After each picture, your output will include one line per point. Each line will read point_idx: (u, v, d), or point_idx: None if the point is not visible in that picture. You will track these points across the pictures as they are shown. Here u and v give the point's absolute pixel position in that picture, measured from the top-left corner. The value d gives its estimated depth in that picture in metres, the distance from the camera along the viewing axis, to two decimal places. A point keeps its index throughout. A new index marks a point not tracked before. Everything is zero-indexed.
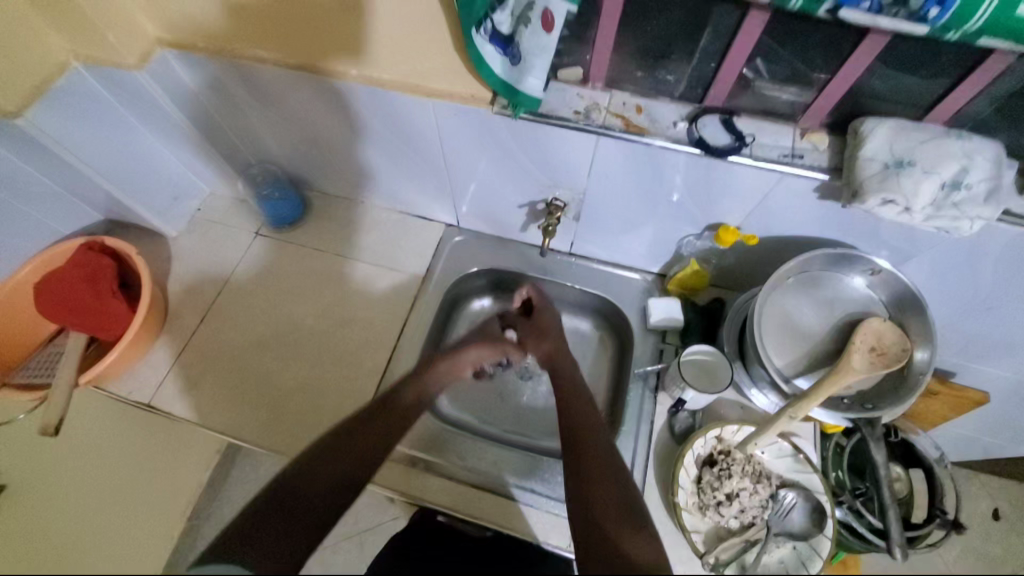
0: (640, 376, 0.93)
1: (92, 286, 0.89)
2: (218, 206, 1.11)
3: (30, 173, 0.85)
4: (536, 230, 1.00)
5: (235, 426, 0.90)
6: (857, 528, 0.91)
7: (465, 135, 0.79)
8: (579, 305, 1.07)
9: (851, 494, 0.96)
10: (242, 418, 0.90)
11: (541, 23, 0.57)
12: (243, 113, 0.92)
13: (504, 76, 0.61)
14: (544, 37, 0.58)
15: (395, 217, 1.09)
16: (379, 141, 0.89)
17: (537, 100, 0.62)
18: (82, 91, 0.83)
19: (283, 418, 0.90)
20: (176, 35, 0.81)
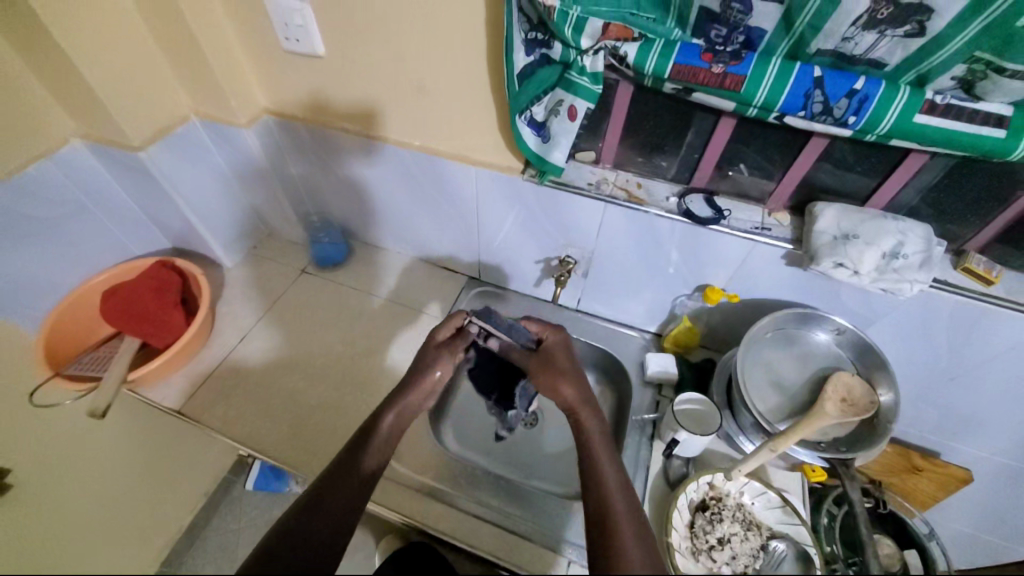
0: (637, 424, 1.00)
1: (159, 296, 1.02)
2: (274, 246, 1.29)
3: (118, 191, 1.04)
4: (547, 285, 1.14)
5: (254, 436, 0.96)
6: None
7: (497, 196, 0.97)
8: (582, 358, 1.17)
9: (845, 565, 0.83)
10: (264, 429, 0.97)
11: (567, 114, 0.74)
12: (314, 170, 1.12)
13: (537, 149, 0.80)
14: (569, 124, 0.76)
15: (425, 268, 1.25)
16: (424, 200, 1.07)
17: (560, 168, 0.80)
18: (193, 139, 1.03)
19: (303, 432, 0.97)
20: (279, 106, 1.03)
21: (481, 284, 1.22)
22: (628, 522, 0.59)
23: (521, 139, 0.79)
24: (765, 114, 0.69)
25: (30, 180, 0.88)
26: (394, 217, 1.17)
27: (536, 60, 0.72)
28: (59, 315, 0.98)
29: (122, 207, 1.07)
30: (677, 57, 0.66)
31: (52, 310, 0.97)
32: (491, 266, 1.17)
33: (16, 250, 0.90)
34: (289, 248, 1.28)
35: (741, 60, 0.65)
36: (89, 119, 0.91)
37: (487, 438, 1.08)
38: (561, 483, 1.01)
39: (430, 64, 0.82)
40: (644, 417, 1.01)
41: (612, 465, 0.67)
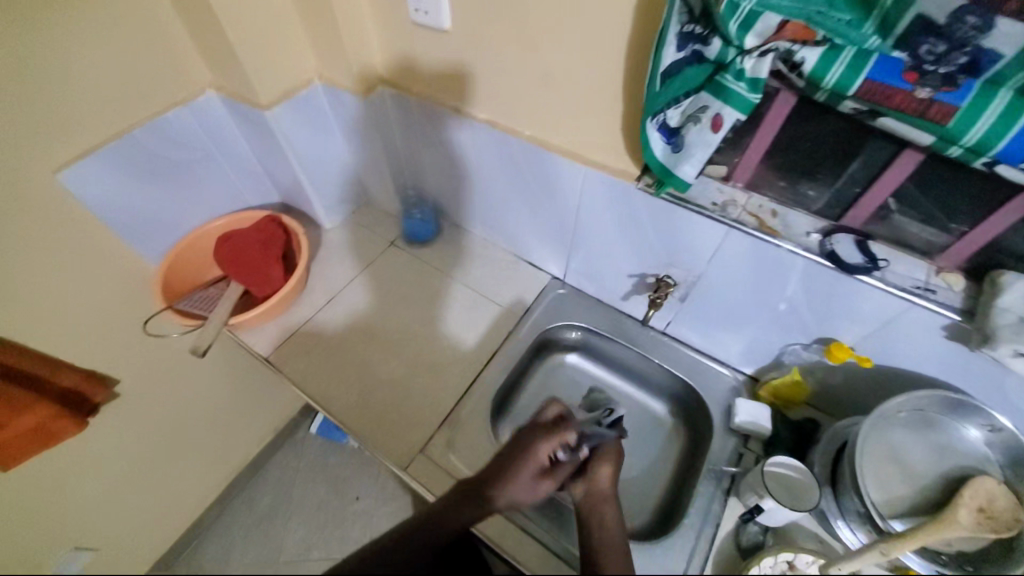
0: (713, 474, 0.90)
1: (264, 248, 1.07)
2: (369, 214, 1.31)
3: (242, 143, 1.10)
4: (637, 302, 1.05)
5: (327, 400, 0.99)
6: None
7: (604, 202, 0.89)
8: (659, 385, 1.08)
9: None
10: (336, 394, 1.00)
11: (710, 124, 0.64)
12: (418, 146, 1.11)
13: (662, 159, 0.69)
14: (710, 135, 0.65)
15: (510, 260, 1.21)
16: (524, 192, 1.02)
17: (687, 183, 0.69)
18: (312, 103, 1.06)
19: (369, 404, 0.99)
20: (396, 78, 1.01)
21: (566, 287, 1.16)
22: None
23: (649, 147, 0.69)
24: (970, 158, 0.55)
25: (167, 124, 0.96)
26: (490, 204, 1.13)
27: (686, 56, 0.61)
28: (180, 253, 1.07)
29: (241, 162, 1.14)
30: (870, 72, 0.54)
31: (173, 247, 1.06)
32: (580, 270, 1.10)
33: (147, 185, 0.99)
34: (383, 220, 1.30)
35: (958, 86, 0.51)
36: (225, 75, 0.96)
37: None
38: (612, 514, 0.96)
39: (561, 52, 0.75)
40: (723, 468, 0.90)
41: None
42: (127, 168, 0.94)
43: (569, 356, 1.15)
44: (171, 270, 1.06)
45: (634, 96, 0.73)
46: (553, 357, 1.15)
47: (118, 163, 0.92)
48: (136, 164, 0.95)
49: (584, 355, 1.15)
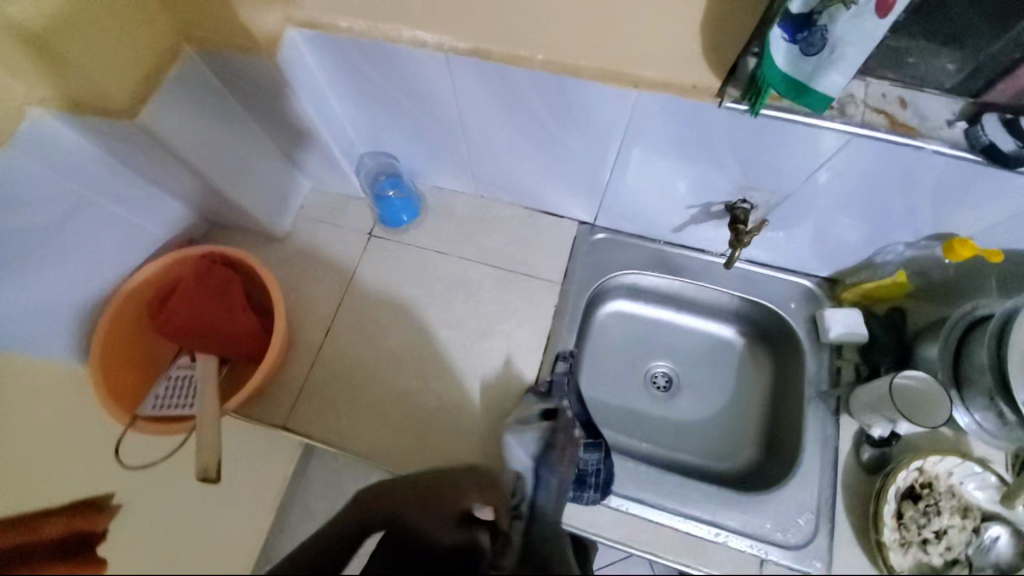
0: (818, 397, 0.84)
1: (225, 300, 0.81)
2: (323, 202, 1.01)
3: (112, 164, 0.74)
4: (692, 231, 0.88)
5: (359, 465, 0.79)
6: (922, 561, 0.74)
7: (662, 131, 0.67)
8: (725, 311, 0.98)
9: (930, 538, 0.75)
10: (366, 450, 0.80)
11: (875, 5, 0.42)
12: (368, 102, 0.80)
13: (786, 68, 0.47)
14: (871, 22, 0.43)
15: (522, 216, 0.98)
16: (535, 136, 0.76)
17: (827, 101, 0.47)
18: (196, 80, 0.71)
19: (428, 440, 0.84)
20: (304, 11, 0.66)
21: (600, 230, 0.97)
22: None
23: (768, 49, 0.46)
24: None
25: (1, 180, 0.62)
26: (484, 157, 0.86)
27: None
28: (107, 345, 0.77)
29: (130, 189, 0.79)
30: None
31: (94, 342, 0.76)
32: (616, 210, 0.90)
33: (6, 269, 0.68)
34: (344, 207, 1.00)
35: None
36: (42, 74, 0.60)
37: (622, 414, 0.97)
38: (714, 459, 0.92)
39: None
40: (828, 388, 0.84)
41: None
42: None
43: (619, 306, 1.02)
44: (109, 371, 0.77)
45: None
46: (603, 312, 1.01)
47: None
48: None
49: (636, 300, 1.01)
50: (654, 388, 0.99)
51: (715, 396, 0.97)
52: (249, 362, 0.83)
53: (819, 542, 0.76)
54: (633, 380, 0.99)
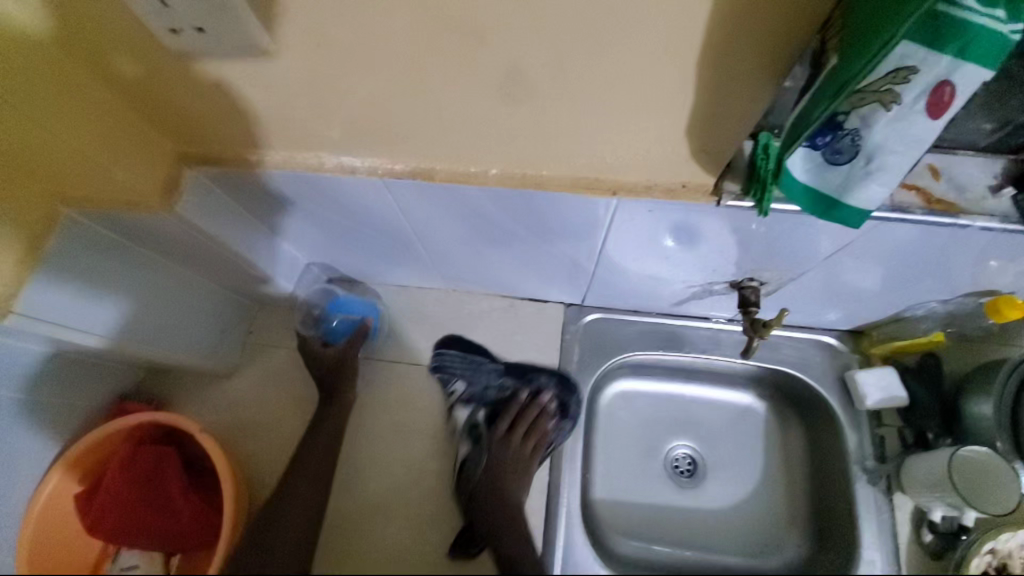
0: (866, 474, 0.75)
1: (161, 488, 0.67)
2: (273, 324, 0.88)
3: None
4: (696, 304, 0.78)
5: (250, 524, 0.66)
6: None
7: (654, 223, 0.56)
8: (742, 377, 0.88)
9: None
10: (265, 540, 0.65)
11: (925, 106, 0.35)
12: (305, 226, 0.69)
13: (810, 180, 0.41)
14: (920, 125, 0.36)
15: (502, 306, 0.87)
16: (499, 239, 0.65)
17: (865, 215, 0.41)
18: (89, 242, 0.58)
19: None
20: (205, 145, 0.54)
21: (590, 311, 0.86)
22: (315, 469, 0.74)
23: (787, 158, 0.41)
24: None
25: None
26: (449, 261, 0.75)
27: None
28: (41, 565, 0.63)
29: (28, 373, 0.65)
30: None
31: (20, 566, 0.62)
32: (606, 291, 0.79)
33: None
34: (296, 326, 0.88)
35: None
36: None
37: (651, 516, 0.84)
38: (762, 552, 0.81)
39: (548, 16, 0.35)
40: (875, 465, 0.75)
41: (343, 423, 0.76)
42: None
43: (625, 387, 0.90)
44: None
45: (713, 64, 0.37)
46: (608, 396, 0.89)
47: None
48: None
49: (642, 378, 0.90)
50: (677, 474, 0.86)
51: (749, 476, 0.86)
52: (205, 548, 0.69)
53: None
54: (654, 469, 0.87)
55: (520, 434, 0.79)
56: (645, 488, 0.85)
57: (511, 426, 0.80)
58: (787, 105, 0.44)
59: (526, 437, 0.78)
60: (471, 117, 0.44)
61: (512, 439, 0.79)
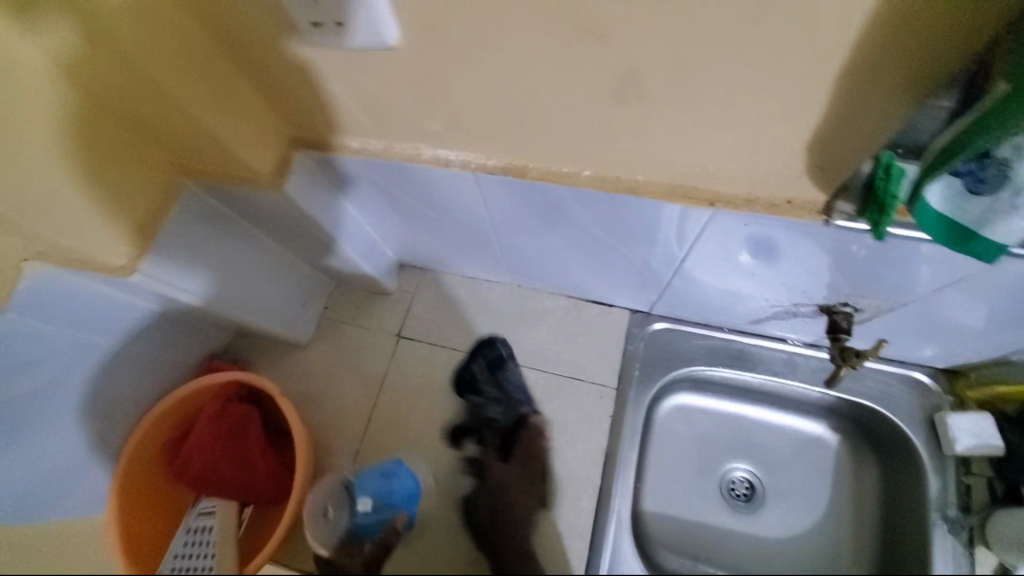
0: (947, 525, 0.70)
1: (243, 443, 0.73)
2: (347, 302, 0.93)
3: (116, 305, 0.67)
4: (774, 323, 0.75)
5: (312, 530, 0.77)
6: None
7: (747, 238, 0.54)
8: (814, 406, 0.83)
9: None
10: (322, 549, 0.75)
11: None
12: (390, 213, 0.72)
13: (949, 209, 0.39)
14: None
15: (567, 306, 0.87)
16: (576, 240, 0.65)
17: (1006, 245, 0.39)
18: (200, 213, 0.64)
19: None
20: (312, 131, 0.57)
21: (657, 319, 0.84)
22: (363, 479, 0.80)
23: (926, 185, 0.38)
24: None
25: None
26: (522, 257, 0.76)
27: None
28: (126, 504, 0.70)
29: (136, 326, 0.72)
30: None
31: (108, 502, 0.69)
32: (678, 302, 0.77)
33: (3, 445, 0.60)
34: (368, 306, 0.92)
35: None
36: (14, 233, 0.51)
37: (702, 537, 0.81)
38: None
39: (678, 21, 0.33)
40: (960, 517, 0.70)
41: (398, 428, 0.83)
42: None
43: (684, 402, 0.87)
44: (131, 534, 0.69)
45: (854, 78, 0.34)
46: (665, 409, 0.86)
47: None
48: None
49: (704, 394, 0.87)
50: (733, 498, 0.83)
51: (812, 511, 0.81)
52: (273, 504, 0.74)
53: None
54: (707, 488, 0.84)
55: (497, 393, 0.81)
56: (699, 508, 0.83)
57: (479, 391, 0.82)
58: (928, 126, 0.39)
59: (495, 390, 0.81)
60: (571, 118, 0.44)
61: (484, 394, 0.81)
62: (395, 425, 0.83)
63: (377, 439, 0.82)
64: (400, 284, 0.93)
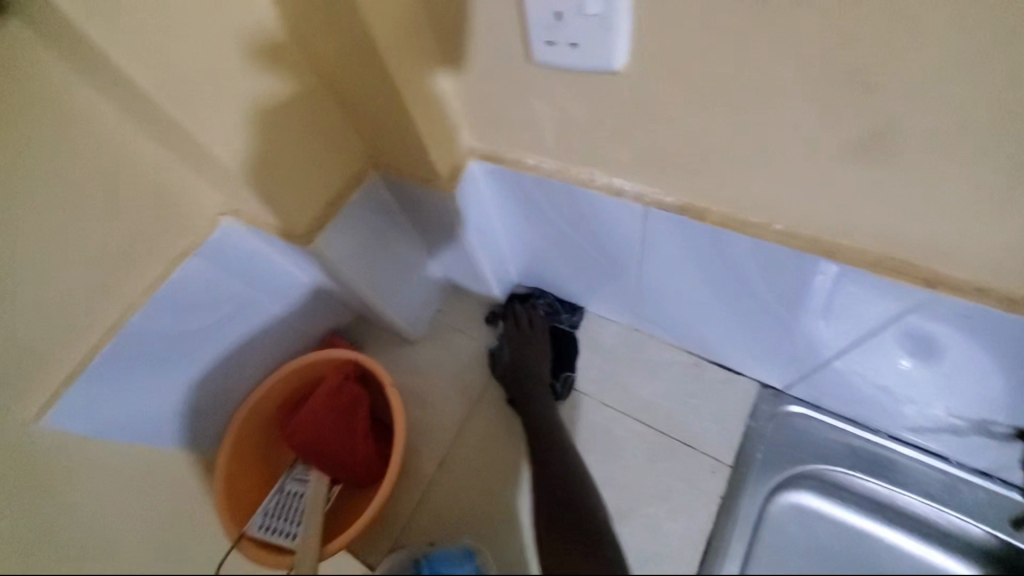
0: None
1: (351, 422, 0.77)
2: (461, 309, 0.95)
3: (280, 267, 0.74)
4: (943, 439, 0.64)
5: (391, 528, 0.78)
6: None
7: (952, 332, 0.47)
8: (979, 552, 0.67)
9: None
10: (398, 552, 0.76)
11: None
12: (533, 233, 0.73)
13: None
14: None
15: (686, 363, 0.81)
16: (727, 295, 0.61)
17: None
18: (372, 201, 0.70)
19: None
20: (492, 143, 0.60)
21: (792, 401, 0.75)
22: (443, 489, 0.80)
23: None
24: None
25: (177, 288, 0.63)
26: (655, 302, 0.72)
27: None
28: (234, 457, 0.74)
29: (286, 294, 0.79)
30: None
31: (219, 452, 0.74)
32: (825, 388, 0.68)
33: (165, 372, 0.68)
34: (480, 317, 0.94)
35: None
36: (236, 192, 0.59)
37: None
38: None
39: (967, 83, 0.30)
40: None
41: (491, 444, 0.83)
42: (140, 364, 0.64)
43: (806, 501, 0.74)
44: (233, 484, 0.74)
45: None
46: (780, 505, 0.74)
47: (126, 365, 0.63)
48: (137, 358, 0.64)
49: (833, 500, 0.74)
50: None
51: None
52: (363, 487, 0.77)
53: None
54: None
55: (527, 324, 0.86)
56: None
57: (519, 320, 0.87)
58: None
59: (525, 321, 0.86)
60: (784, 165, 0.41)
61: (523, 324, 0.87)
62: (486, 443, 0.83)
63: (466, 453, 0.82)
64: None
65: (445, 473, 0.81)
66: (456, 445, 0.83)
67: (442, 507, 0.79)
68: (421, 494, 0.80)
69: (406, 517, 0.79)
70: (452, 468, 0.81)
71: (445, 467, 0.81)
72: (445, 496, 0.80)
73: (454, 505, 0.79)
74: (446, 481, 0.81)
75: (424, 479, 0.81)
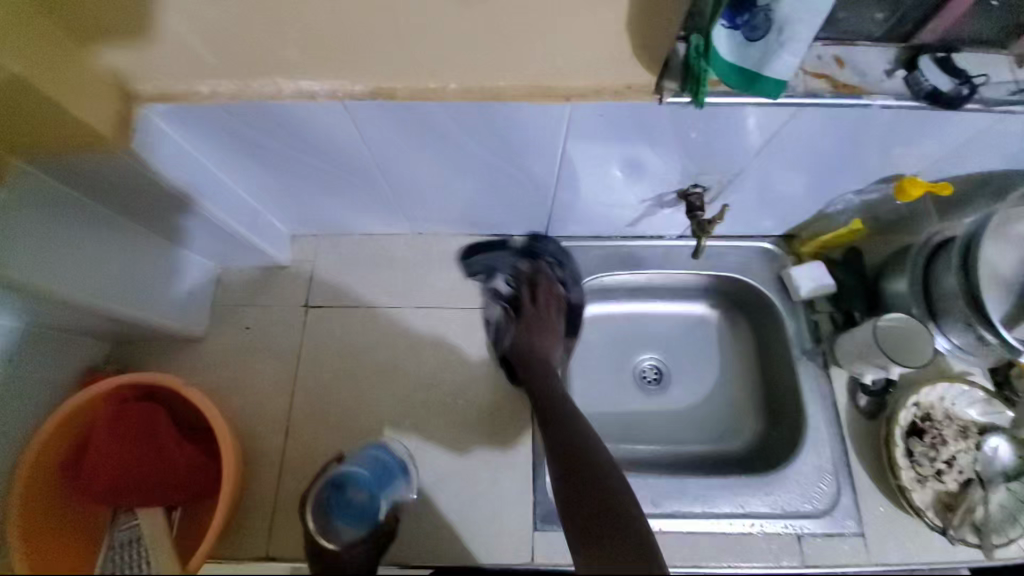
0: (806, 356, 0.85)
1: (152, 439, 0.69)
2: (239, 286, 0.87)
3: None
4: (649, 223, 0.85)
5: (262, 514, 0.75)
6: (938, 490, 0.74)
7: (606, 136, 0.61)
8: (690, 290, 0.94)
9: (933, 462, 0.75)
10: (275, 530, 0.75)
11: None
12: (267, 170, 0.69)
13: (732, 59, 0.51)
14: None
15: (470, 245, 0.90)
16: (461, 167, 0.68)
17: (781, 85, 0.51)
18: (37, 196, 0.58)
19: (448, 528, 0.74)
20: (155, 79, 0.54)
21: (555, 241, 0.91)
22: (294, 455, 0.78)
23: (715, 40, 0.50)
24: None
25: None
26: (415, 198, 0.77)
27: None
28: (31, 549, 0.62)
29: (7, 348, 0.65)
30: None
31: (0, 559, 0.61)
32: (568, 219, 0.84)
33: None
34: (265, 283, 0.87)
35: None
36: None
37: (625, 424, 0.89)
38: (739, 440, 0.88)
39: None
40: (812, 347, 0.85)
41: (328, 392, 0.82)
42: None
43: (589, 310, 0.94)
44: None
45: None
46: None
47: None
48: None
49: (608, 301, 0.95)
50: (645, 383, 0.92)
51: (701, 378, 0.93)
52: (203, 497, 0.72)
53: (846, 500, 0.77)
54: (625, 381, 0.92)
55: (542, 305, 0.85)
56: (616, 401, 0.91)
57: (534, 295, 0.86)
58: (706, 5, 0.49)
59: (545, 300, 0.85)
60: None
61: (536, 304, 0.85)
62: (320, 393, 0.82)
63: (301, 412, 0.81)
64: (298, 254, 0.89)
65: (294, 442, 0.79)
66: (291, 406, 0.81)
67: (302, 472, 0.78)
68: (277, 467, 0.78)
69: (271, 496, 0.76)
70: (296, 431, 0.80)
71: (292, 433, 0.79)
72: (299, 460, 0.78)
73: (313, 461, 0.78)
74: (296, 445, 0.79)
75: (273, 457, 0.78)
